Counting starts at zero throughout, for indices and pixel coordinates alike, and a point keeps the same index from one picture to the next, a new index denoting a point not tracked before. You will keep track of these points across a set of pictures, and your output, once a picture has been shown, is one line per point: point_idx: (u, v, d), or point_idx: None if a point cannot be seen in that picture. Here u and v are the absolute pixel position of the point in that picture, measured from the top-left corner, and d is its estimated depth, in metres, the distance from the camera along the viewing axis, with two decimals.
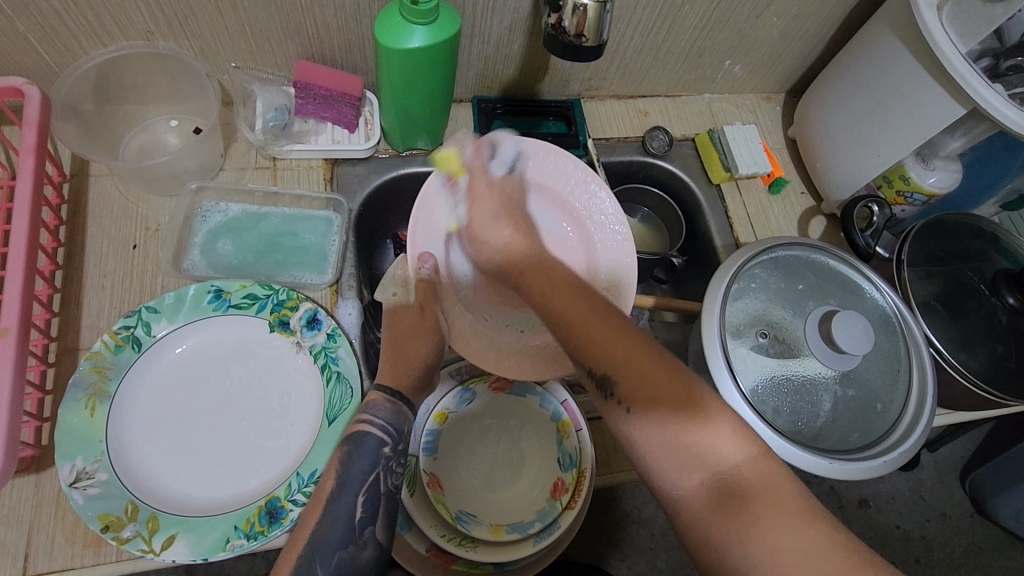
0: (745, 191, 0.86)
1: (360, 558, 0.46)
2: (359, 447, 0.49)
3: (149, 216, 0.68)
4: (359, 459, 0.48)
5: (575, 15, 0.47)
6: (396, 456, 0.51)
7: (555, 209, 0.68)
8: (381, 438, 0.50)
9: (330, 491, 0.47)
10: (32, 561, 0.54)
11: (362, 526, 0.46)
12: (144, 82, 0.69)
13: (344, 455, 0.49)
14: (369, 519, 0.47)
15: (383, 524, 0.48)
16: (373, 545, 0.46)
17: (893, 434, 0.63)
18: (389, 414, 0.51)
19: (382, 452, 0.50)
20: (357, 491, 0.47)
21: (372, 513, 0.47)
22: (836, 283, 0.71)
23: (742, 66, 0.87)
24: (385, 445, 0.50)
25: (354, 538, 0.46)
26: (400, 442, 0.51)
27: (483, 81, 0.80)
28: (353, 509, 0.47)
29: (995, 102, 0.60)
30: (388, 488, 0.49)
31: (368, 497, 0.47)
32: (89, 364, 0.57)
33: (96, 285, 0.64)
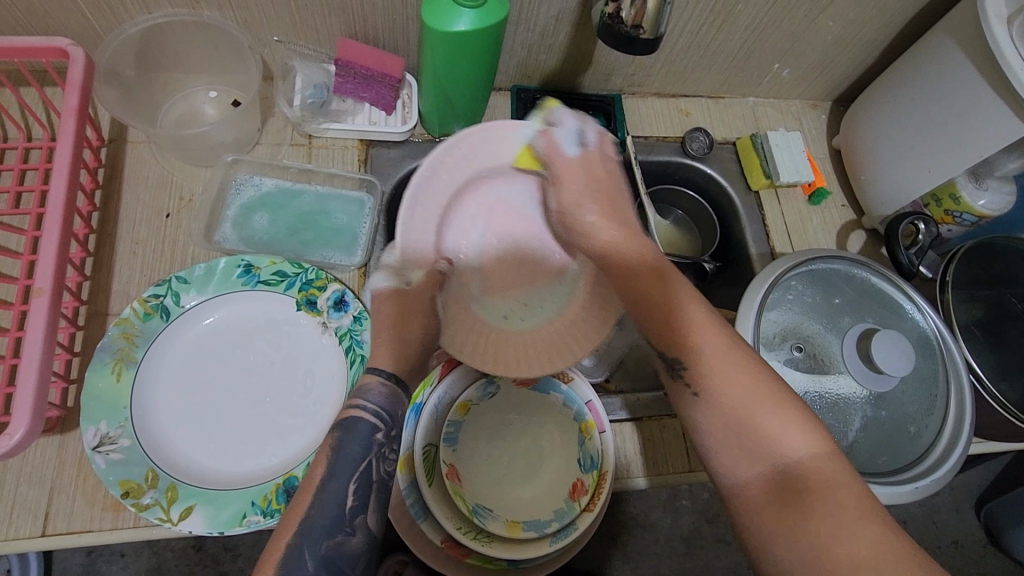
0: (784, 199, 0.83)
1: (349, 545, 0.42)
2: (350, 433, 0.45)
3: (183, 186, 0.68)
4: (351, 444, 0.45)
5: (633, 6, 0.45)
6: (389, 442, 0.47)
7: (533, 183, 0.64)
8: (373, 424, 0.46)
9: (320, 476, 0.44)
10: (52, 520, 0.54)
11: (353, 513, 0.43)
12: (185, 51, 0.68)
13: (335, 441, 0.45)
14: (360, 506, 0.44)
15: (375, 512, 0.44)
16: (362, 534, 0.43)
17: (926, 460, 0.61)
18: (382, 398, 0.47)
19: (375, 438, 0.45)
20: (349, 477, 0.44)
21: (364, 501, 0.44)
22: (875, 300, 0.69)
23: (791, 71, 0.84)
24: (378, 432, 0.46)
25: (344, 525, 0.42)
26: (393, 428, 0.47)
27: (524, 70, 0.79)
28: (345, 496, 0.43)
29: None
30: (381, 474, 0.45)
31: (360, 484, 0.44)
32: (117, 331, 0.57)
33: (128, 252, 0.65)
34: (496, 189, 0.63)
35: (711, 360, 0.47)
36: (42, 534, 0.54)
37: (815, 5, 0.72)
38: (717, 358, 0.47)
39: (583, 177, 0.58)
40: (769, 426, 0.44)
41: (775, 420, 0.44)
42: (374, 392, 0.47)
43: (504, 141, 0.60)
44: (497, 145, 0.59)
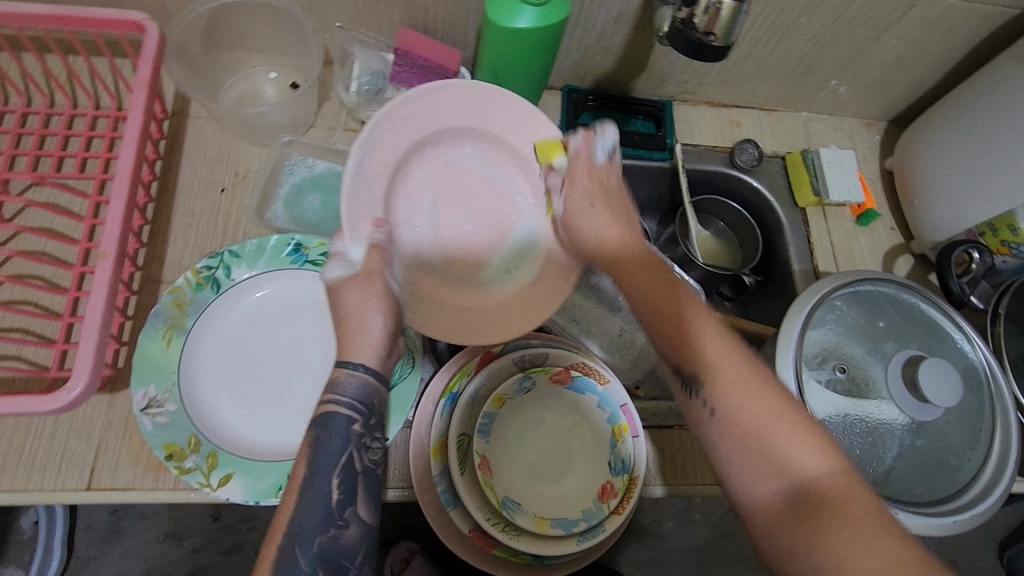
0: (831, 218, 0.82)
1: (343, 539, 0.44)
2: (328, 429, 0.45)
3: (239, 163, 0.70)
4: (329, 439, 0.45)
5: (707, 14, 0.45)
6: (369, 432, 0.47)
7: (500, 156, 0.64)
8: (353, 416, 0.46)
9: (303, 476, 0.44)
10: (97, 475, 0.56)
11: (342, 507, 0.44)
12: (250, 32, 0.70)
13: (314, 438, 0.45)
14: (349, 499, 0.45)
15: (365, 502, 0.45)
16: (355, 524, 0.44)
17: (965, 494, 0.60)
18: (357, 391, 0.47)
19: (353, 430, 0.46)
20: (332, 473, 0.44)
21: (351, 493, 0.45)
22: (922, 327, 0.67)
23: (848, 88, 0.83)
24: (355, 423, 0.46)
25: (335, 519, 0.44)
26: (371, 418, 0.48)
27: (577, 71, 0.79)
28: (331, 491, 0.44)
29: None
30: (365, 465, 0.46)
31: (345, 479, 0.45)
32: (170, 298, 0.59)
33: (183, 224, 0.66)
34: (460, 160, 0.63)
35: (727, 374, 0.46)
36: (87, 488, 0.56)
37: (881, 22, 0.71)
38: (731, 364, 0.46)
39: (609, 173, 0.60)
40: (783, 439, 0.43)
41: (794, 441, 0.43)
42: (349, 385, 0.47)
43: (440, 98, 0.59)
44: (423, 106, 0.59)
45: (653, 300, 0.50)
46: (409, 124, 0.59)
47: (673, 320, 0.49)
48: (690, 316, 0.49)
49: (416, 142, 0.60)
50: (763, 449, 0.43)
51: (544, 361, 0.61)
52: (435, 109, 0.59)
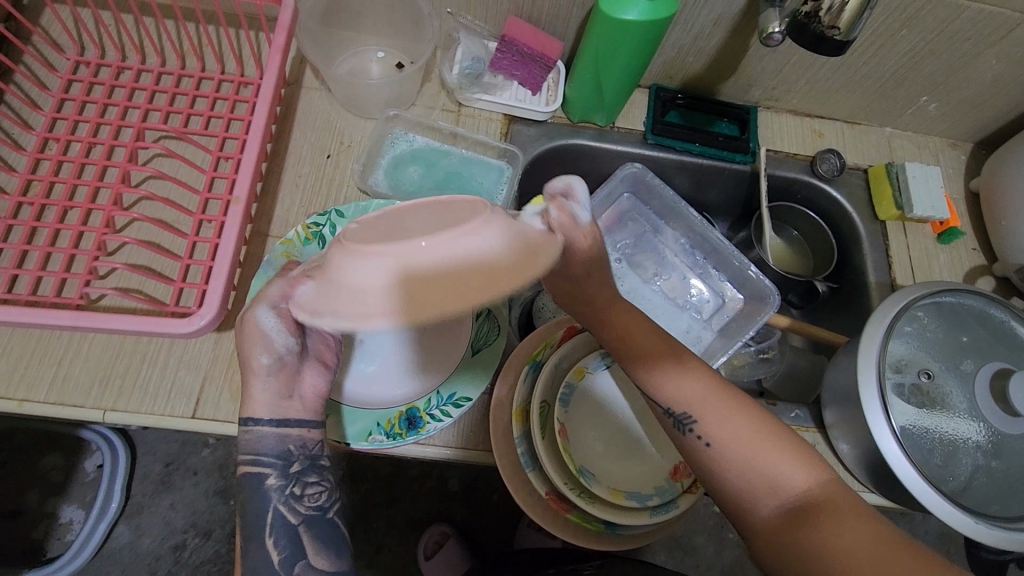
0: (911, 233, 0.82)
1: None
2: (253, 494, 0.49)
3: (345, 133, 0.75)
4: (258, 499, 0.49)
5: (832, 10, 0.46)
6: (294, 479, 0.50)
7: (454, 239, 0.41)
8: (266, 473, 0.49)
9: (243, 539, 0.48)
10: (201, 407, 0.60)
11: (289, 566, 0.48)
12: (366, 13, 0.75)
13: (245, 505, 0.49)
14: (293, 554, 0.48)
15: (314, 551, 0.49)
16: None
17: None
18: (269, 446, 0.49)
19: (273, 485, 0.49)
20: (267, 534, 0.48)
21: (293, 549, 0.48)
22: (1008, 344, 0.66)
23: (938, 105, 0.83)
24: (270, 479, 0.49)
25: None
26: (287, 465, 0.50)
27: (668, 70, 0.81)
28: (271, 553, 0.48)
29: None
30: (303, 511, 0.50)
31: (283, 536, 0.48)
32: (283, 249, 0.64)
33: (291, 184, 0.71)
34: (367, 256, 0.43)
35: (706, 396, 0.48)
36: (192, 416, 0.60)
37: (984, 38, 0.71)
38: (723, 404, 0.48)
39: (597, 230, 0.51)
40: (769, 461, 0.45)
41: (781, 459, 0.45)
42: (265, 445, 0.49)
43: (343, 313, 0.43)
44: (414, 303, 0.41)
45: (633, 345, 0.51)
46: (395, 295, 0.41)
47: (655, 370, 0.50)
48: (668, 358, 0.50)
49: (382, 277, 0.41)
50: (755, 472, 0.45)
51: None
52: (436, 297, 0.40)
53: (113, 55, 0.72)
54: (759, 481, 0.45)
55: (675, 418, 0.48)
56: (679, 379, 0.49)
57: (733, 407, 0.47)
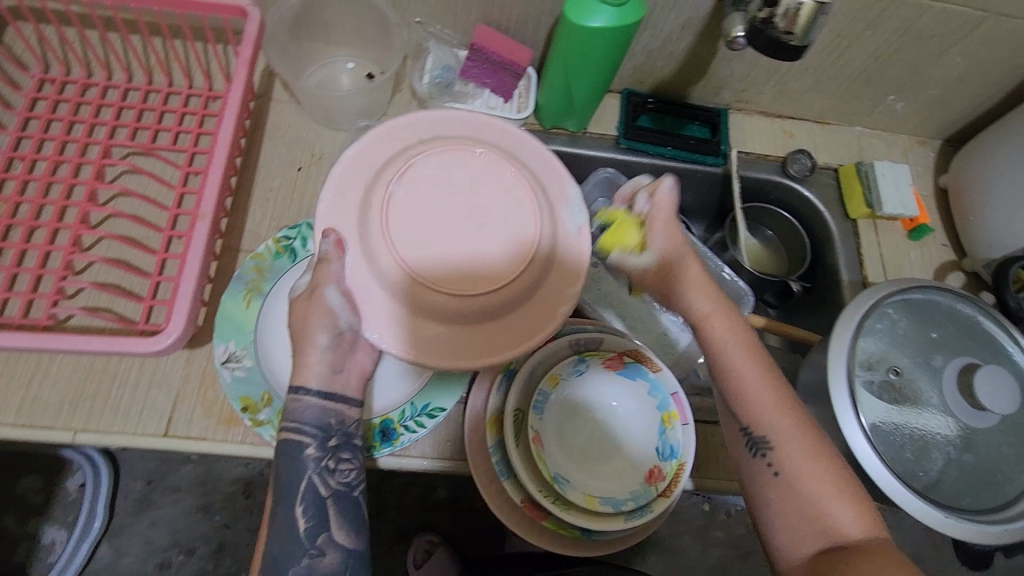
0: (882, 230, 0.83)
1: (323, 564, 0.49)
2: (287, 459, 0.51)
3: (316, 145, 0.75)
4: (289, 467, 0.51)
5: (787, 15, 0.47)
6: (331, 453, 0.53)
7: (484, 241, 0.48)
8: (307, 442, 0.52)
9: (272, 504, 0.51)
10: (173, 425, 0.60)
11: (313, 535, 0.50)
12: (335, 25, 0.75)
13: (280, 470, 0.51)
14: (319, 526, 0.50)
15: (337, 527, 0.51)
16: (331, 551, 0.50)
17: (1017, 505, 0.60)
18: (314, 417, 0.52)
19: (310, 455, 0.51)
20: (296, 502, 0.50)
21: (318, 522, 0.50)
22: (975, 337, 0.67)
23: (904, 104, 0.84)
24: (308, 448, 0.51)
25: (308, 548, 0.49)
26: (327, 438, 0.52)
27: (638, 75, 0.81)
28: (296, 520, 0.50)
29: None
30: (333, 487, 0.52)
31: (311, 506, 0.50)
32: (252, 263, 0.63)
33: (262, 198, 0.71)
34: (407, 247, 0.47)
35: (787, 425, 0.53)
36: (164, 434, 0.59)
37: (947, 38, 0.72)
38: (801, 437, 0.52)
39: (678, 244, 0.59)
40: (822, 502, 0.50)
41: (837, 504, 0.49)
42: (305, 413, 0.52)
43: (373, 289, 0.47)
44: (417, 337, 0.47)
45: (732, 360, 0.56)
46: (411, 312, 0.47)
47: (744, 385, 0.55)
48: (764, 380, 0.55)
49: (409, 287, 0.46)
50: (813, 510, 0.50)
51: (598, 345, 0.63)
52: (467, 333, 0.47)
53: (79, 71, 0.71)
54: (812, 518, 0.50)
55: (750, 439, 0.54)
56: (772, 406, 0.54)
57: (808, 442, 0.52)
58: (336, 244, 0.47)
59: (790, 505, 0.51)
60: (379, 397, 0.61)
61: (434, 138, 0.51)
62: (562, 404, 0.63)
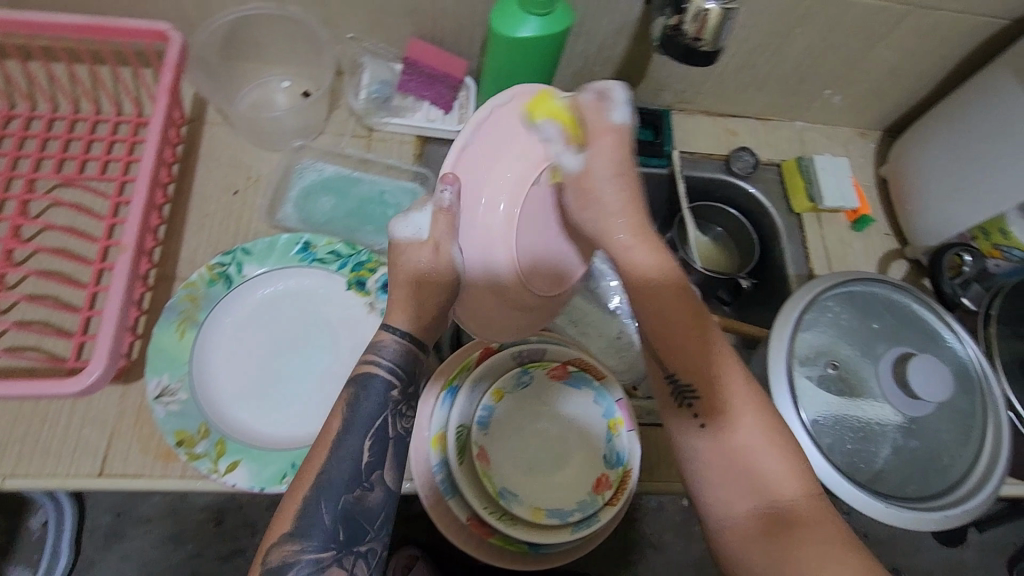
0: (826, 223, 0.84)
1: (368, 500, 0.46)
2: (365, 390, 0.49)
3: (252, 167, 0.73)
4: (366, 400, 0.48)
5: (696, 21, 0.47)
6: (405, 399, 0.50)
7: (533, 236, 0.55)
8: (390, 382, 0.50)
9: (338, 430, 0.47)
10: (109, 463, 0.58)
11: (370, 470, 0.47)
12: (266, 44, 0.73)
13: (351, 397, 0.48)
14: (377, 463, 0.48)
15: (391, 468, 0.48)
16: (379, 489, 0.47)
17: (956, 490, 0.61)
18: (396, 355, 0.50)
19: (391, 396, 0.49)
20: (366, 433, 0.47)
21: (380, 458, 0.48)
22: (914, 327, 0.68)
23: (842, 98, 0.85)
24: (392, 389, 0.49)
25: (363, 481, 0.47)
26: (408, 383, 0.51)
27: (578, 81, 0.81)
28: (361, 452, 0.47)
29: None
30: (397, 431, 0.49)
31: (376, 441, 0.48)
32: (185, 292, 0.61)
33: (197, 224, 0.69)
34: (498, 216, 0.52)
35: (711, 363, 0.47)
36: (99, 474, 0.58)
37: (874, 33, 0.73)
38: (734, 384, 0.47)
39: (607, 171, 0.51)
40: (758, 459, 0.45)
41: (776, 463, 0.45)
42: (388, 350, 0.50)
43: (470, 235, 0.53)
44: (480, 311, 0.57)
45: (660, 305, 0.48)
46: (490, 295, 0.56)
47: (674, 330, 0.48)
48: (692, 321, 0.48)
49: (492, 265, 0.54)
50: (750, 469, 0.44)
51: (542, 356, 0.62)
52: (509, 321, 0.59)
53: None
54: (749, 480, 0.44)
55: (677, 387, 0.48)
56: (692, 349, 0.47)
57: (744, 391, 0.46)
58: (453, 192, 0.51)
59: (723, 463, 0.45)
60: None
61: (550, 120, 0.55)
62: (510, 416, 0.63)
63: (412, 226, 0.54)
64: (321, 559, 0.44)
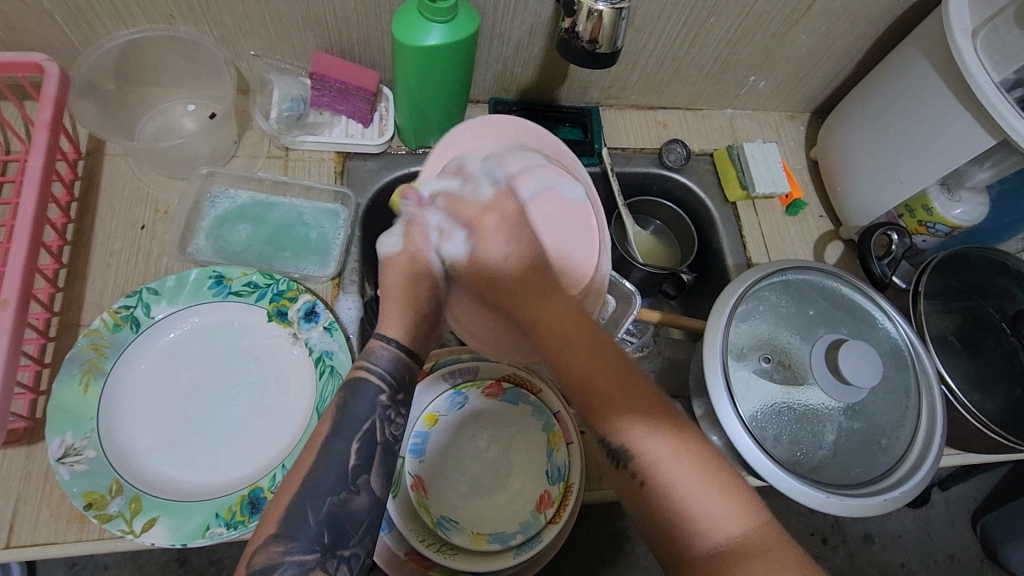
0: (761, 210, 0.84)
1: (353, 505, 0.44)
2: (357, 392, 0.47)
3: (159, 199, 0.69)
4: (357, 402, 0.47)
5: (589, 21, 0.47)
6: (395, 405, 0.49)
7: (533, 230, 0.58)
8: (380, 386, 0.48)
9: (324, 436, 0.46)
10: (16, 532, 0.54)
11: (356, 473, 0.45)
12: (163, 67, 0.69)
13: (341, 400, 0.47)
14: (364, 467, 0.45)
15: (378, 475, 0.46)
16: (366, 494, 0.45)
17: (897, 472, 0.61)
18: (389, 362, 0.48)
19: (380, 400, 0.47)
20: (353, 437, 0.46)
21: (367, 462, 0.46)
22: (847, 311, 0.68)
23: (766, 83, 0.85)
24: (383, 393, 0.48)
25: (347, 485, 0.44)
26: (399, 390, 0.49)
27: (500, 83, 0.79)
28: (348, 456, 0.45)
29: (1009, 117, 0.57)
30: (386, 437, 0.47)
31: (365, 444, 0.46)
32: (87, 342, 0.57)
33: (102, 264, 0.65)
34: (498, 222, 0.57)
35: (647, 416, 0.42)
36: (6, 546, 0.53)
37: (787, 18, 0.73)
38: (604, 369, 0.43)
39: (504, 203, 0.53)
40: (690, 496, 0.39)
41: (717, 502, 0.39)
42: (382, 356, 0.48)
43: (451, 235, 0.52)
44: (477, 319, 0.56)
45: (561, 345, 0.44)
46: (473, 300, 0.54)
47: (597, 379, 0.42)
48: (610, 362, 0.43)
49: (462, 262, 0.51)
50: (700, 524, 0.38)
51: (476, 374, 0.61)
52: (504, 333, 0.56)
53: None
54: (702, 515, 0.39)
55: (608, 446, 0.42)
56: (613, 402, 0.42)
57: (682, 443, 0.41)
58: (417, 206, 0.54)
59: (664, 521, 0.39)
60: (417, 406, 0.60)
61: (513, 141, 0.62)
62: (449, 440, 0.61)
63: (391, 243, 0.54)
64: (306, 561, 0.41)
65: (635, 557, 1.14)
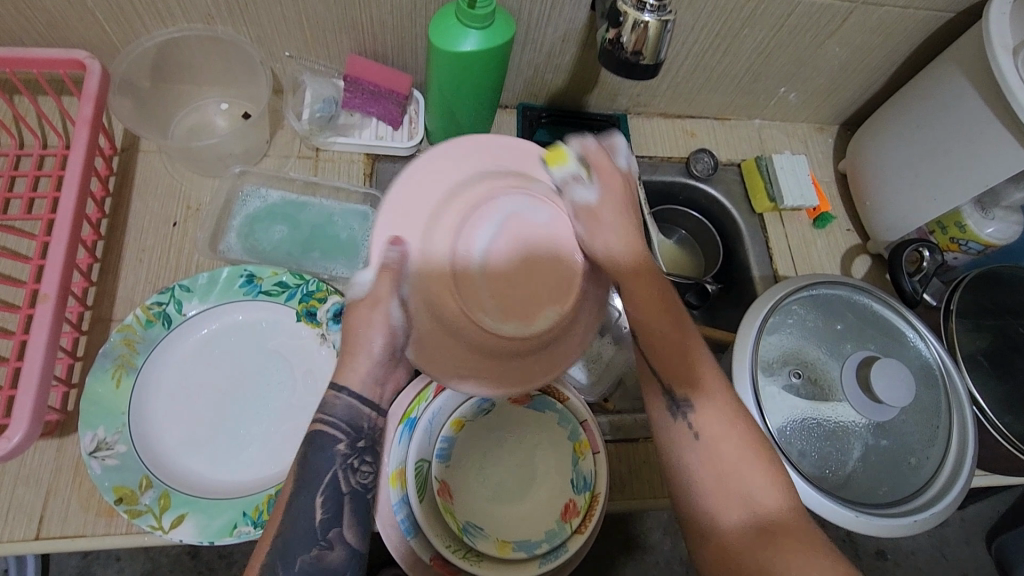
0: (788, 222, 0.84)
1: (328, 559, 0.45)
2: (315, 447, 0.47)
3: (191, 196, 0.70)
4: (316, 458, 0.47)
5: (633, 34, 0.47)
6: (356, 452, 0.48)
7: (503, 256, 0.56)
8: (338, 436, 0.48)
9: (290, 491, 0.46)
10: (45, 524, 0.54)
11: (326, 528, 0.45)
12: (198, 66, 0.70)
13: (301, 454, 0.47)
14: (333, 520, 0.46)
15: (350, 525, 0.46)
16: (340, 546, 0.45)
17: (926, 492, 0.60)
18: (345, 412, 0.48)
19: (339, 450, 0.47)
20: (317, 491, 0.46)
21: (336, 514, 0.46)
22: (877, 327, 0.68)
23: (797, 95, 0.84)
24: (340, 442, 0.48)
25: (318, 539, 0.45)
26: (357, 437, 0.49)
27: (531, 89, 0.79)
28: (315, 510, 0.45)
29: None
30: (351, 486, 0.47)
31: (330, 498, 0.46)
32: (120, 337, 0.58)
33: (134, 259, 0.66)
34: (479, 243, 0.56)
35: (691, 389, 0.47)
36: (36, 537, 0.54)
37: (822, 30, 0.72)
38: (644, 291, 0.51)
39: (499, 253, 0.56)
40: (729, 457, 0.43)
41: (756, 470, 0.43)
42: (337, 406, 0.48)
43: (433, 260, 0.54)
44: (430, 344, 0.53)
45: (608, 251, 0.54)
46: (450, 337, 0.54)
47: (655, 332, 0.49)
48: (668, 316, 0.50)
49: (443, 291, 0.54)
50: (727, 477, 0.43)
51: None
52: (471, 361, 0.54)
53: None
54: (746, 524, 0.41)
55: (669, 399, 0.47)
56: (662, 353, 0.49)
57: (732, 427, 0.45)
58: (400, 252, 0.52)
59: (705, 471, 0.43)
60: (431, 409, 0.58)
61: (473, 168, 0.56)
62: (472, 444, 0.61)
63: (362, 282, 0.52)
64: None
65: (645, 564, 1.14)
